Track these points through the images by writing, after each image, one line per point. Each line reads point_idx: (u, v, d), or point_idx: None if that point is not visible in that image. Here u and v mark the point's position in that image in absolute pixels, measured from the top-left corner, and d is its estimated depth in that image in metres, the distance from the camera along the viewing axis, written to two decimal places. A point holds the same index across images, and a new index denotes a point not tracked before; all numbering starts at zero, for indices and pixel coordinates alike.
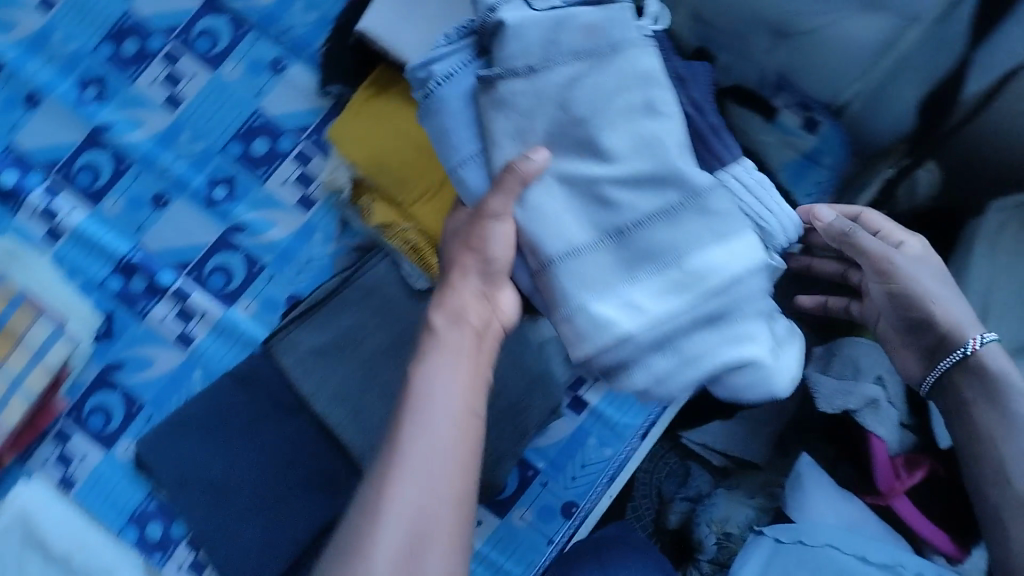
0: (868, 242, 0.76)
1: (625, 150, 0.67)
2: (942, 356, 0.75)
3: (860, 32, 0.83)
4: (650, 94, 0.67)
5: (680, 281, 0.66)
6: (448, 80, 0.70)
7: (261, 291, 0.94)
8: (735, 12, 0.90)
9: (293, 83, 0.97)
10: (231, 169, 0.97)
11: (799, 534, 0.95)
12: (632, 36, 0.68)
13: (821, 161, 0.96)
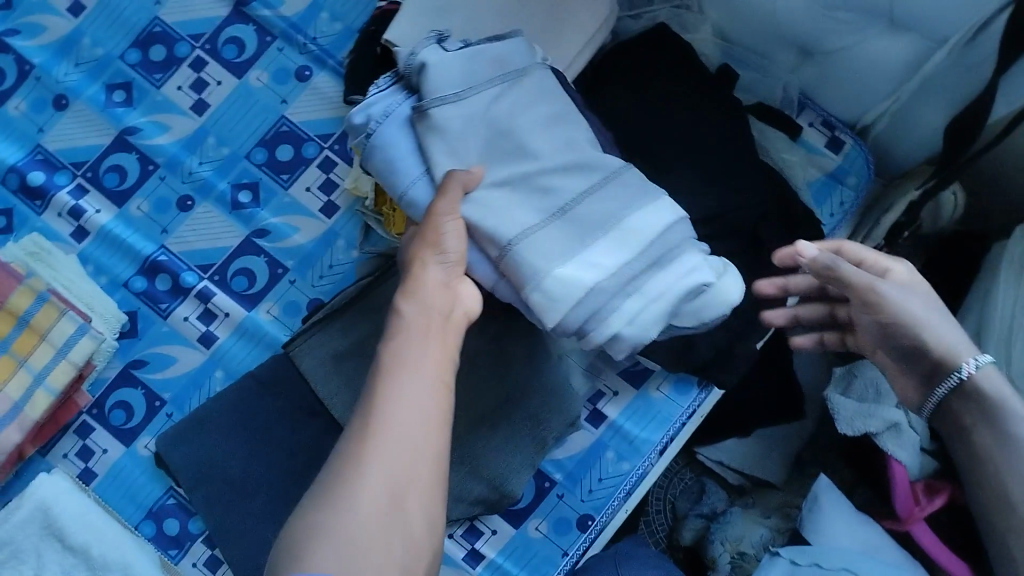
0: (854, 274, 0.67)
1: (551, 150, 0.72)
2: (940, 380, 0.64)
3: (884, 54, 0.74)
4: (559, 109, 0.74)
5: (621, 239, 0.70)
6: (386, 116, 0.72)
7: (283, 294, 0.92)
8: (755, 28, 0.82)
9: (319, 91, 0.96)
10: (256, 174, 0.95)
11: (817, 557, 0.92)
12: (531, 62, 0.76)
13: (846, 180, 0.85)
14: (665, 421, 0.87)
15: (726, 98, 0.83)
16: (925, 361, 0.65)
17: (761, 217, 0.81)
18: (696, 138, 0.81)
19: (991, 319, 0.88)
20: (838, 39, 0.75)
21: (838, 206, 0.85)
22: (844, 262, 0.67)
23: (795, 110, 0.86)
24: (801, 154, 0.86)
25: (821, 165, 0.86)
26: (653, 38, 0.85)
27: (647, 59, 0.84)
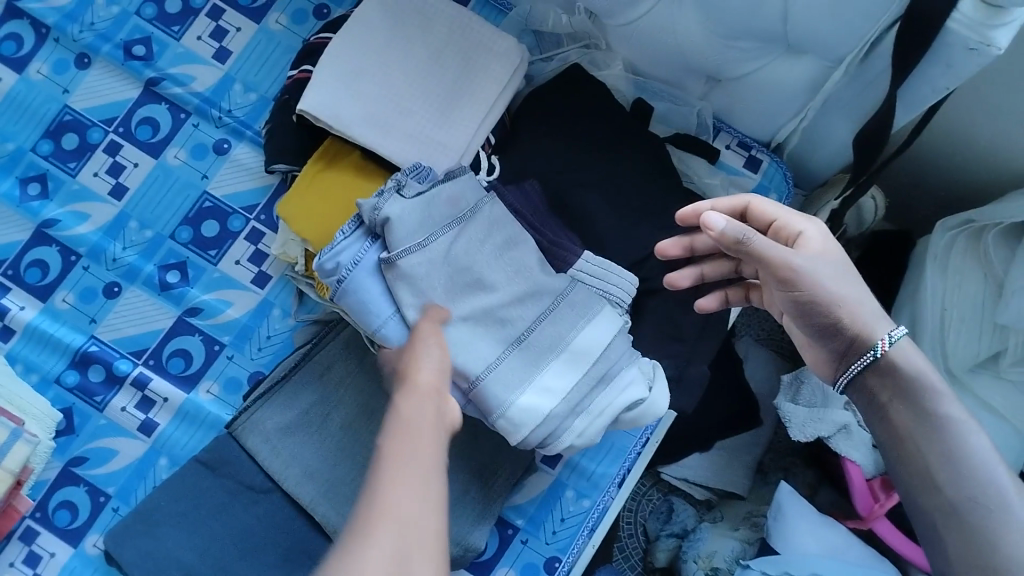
0: (765, 244, 0.63)
1: (504, 281, 0.74)
2: (853, 359, 0.63)
3: (787, 76, 0.77)
4: (511, 232, 0.77)
5: (572, 359, 0.73)
6: (358, 265, 0.73)
7: (222, 371, 0.90)
8: (662, 60, 0.85)
9: (239, 163, 0.95)
10: (183, 254, 0.93)
11: (785, 566, 0.93)
12: (483, 196, 0.77)
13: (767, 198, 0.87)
14: (620, 455, 0.87)
15: (643, 134, 0.85)
16: (843, 341, 0.63)
17: None
18: (622, 178, 0.83)
19: (923, 314, 0.91)
20: (744, 65, 0.78)
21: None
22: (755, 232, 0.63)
23: (711, 134, 0.88)
24: (720, 176, 0.88)
25: (745, 185, 0.88)
26: (568, 81, 0.86)
27: (566, 102, 0.85)
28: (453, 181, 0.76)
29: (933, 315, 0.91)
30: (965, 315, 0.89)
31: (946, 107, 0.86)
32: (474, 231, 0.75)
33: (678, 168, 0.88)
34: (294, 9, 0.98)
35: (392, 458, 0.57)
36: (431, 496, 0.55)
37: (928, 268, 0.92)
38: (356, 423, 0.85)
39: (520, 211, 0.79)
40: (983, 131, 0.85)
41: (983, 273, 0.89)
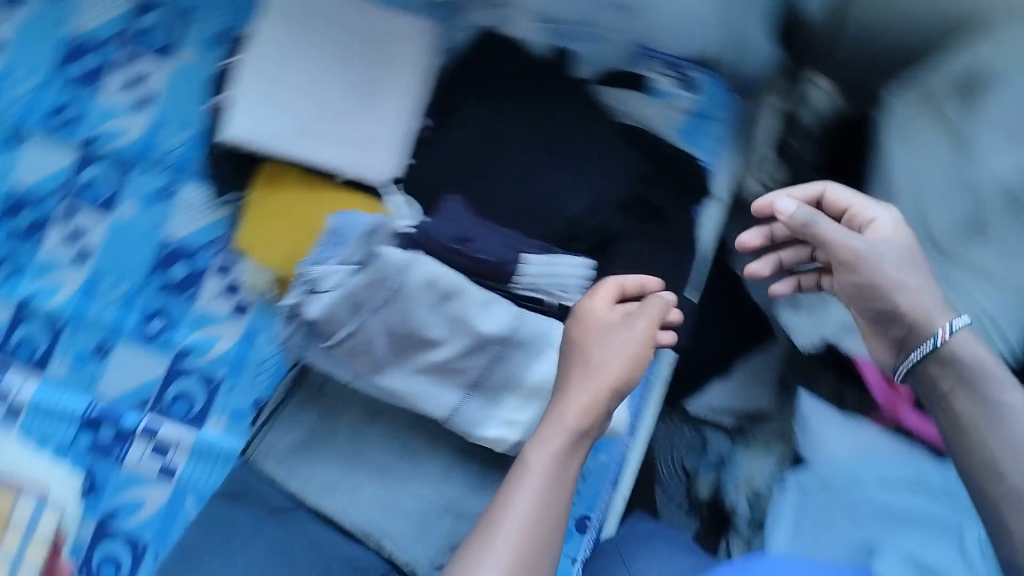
0: (832, 230, 0.68)
1: (447, 334, 0.76)
2: (911, 346, 0.67)
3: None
4: (444, 288, 0.75)
5: (528, 393, 0.77)
6: (306, 352, 0.78)
7: (225, 404, 0.92)
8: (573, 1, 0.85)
9: (190, 201, 0.96)
10: (160, 301, 0.94)
11: (822, 479, 0.96)
12: (402, 262, 0.74)
13: (713, 114, 0.87)
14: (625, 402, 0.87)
15: (566, 87, 0.86)
16: (901, 329, 0.68)
17: (640, 184, 0.83)
18: (554, 134, 0.83)
19: (898, 194, 0.89)
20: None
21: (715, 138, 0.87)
22: (822, 216, 0.69)
23: (640, 65, 0.88)
24: (657, 105, 0.87)
25: (685, 107, 0.87)
26: (483, 53, 0.88)
27: (488, 77, 0.86)
28: (370, 265, 0.74)
29: (907, 194, 0.88)
30: (937, 185, 0.87)
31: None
32: (405, 298, 0.74)
33: (609, 108, 0.87)
34: (201, 40, 1.00)
35: (529, 466, 0.65)
36: (550, 513, 0.63)
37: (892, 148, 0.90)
38: (365, 425, 0.86)
39: (447, 244, 0.77)
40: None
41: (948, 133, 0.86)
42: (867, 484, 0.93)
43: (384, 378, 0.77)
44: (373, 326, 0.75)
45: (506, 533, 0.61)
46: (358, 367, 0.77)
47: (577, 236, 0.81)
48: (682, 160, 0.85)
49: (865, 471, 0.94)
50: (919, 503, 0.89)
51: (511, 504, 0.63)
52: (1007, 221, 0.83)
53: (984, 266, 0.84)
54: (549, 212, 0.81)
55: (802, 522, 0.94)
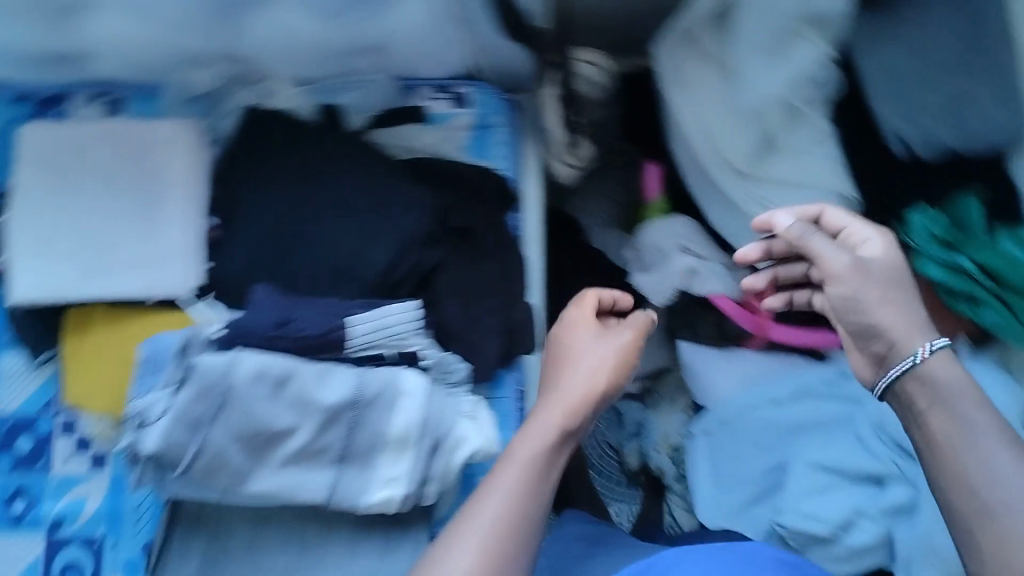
0: (819, 247, 0.73)
1: (294, 420, 0.74)
2: (892, 362, 0.67)
3: (406, 18, 0.80)
4: (276, 373, 0.74)
5: (396, 446, 0.76)
6: (160, 483, 0.74)
7: (115, 561, 0.87)
8: (314, 54, 0.85)
9: (9, 370, 0.91)
10: (14, 480, 0.89)
11: (720, 418, 1.11)
12: (222, 365, 0.73)
13: (493, 122, 0.91)
14: (507, 419, 0.87)
15: (336, 142, 0.86)
16: (882, 344, 0.68)
17: (439, 211, 0.85)
18: (341, 192, 0.83)
19: (691, 136, 1.01)
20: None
21: (504, 143, 0.91)
22: (815, 232, 0.74)
23: (407, 98, 0.91)
24: (436, 133, 0.90)
25: (465, 124, 0.91)
26: (251, 130, 0.87)
27: (263, 151, 0.86)
28: (192, 377, 0.73)
29: (701, 136, 1.01)
30: (720, 118, 1.00)
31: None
32: (237, 399, 0.73)
33: (384, 147, 0.90)
34: None
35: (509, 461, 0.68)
36: (520, 508, 0.66)
37: (674, 98, 1.02)
38: (256, 532, 0.83)
39: (266, 332, 0.76)
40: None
41: (720, 72, 1.00)
42: (765, 411, 1.08)
43: (251, 485, 0.74)
44: (216, 437, 0.72)
45: (489, 506, 0.65)
46: (219, 480, 0.74)
47: (395, 281, 0.81)
48: (473, 177, 0.88)
49: (755, 397, 1.09)
50: (810, 413, 1.05)
51: (496, 483, 0.67)
52: (790, 139, 0.98)
53: (791, 179, 0.97)
54: (361, 268, 0.81)
55: (720, 467, 1.09)
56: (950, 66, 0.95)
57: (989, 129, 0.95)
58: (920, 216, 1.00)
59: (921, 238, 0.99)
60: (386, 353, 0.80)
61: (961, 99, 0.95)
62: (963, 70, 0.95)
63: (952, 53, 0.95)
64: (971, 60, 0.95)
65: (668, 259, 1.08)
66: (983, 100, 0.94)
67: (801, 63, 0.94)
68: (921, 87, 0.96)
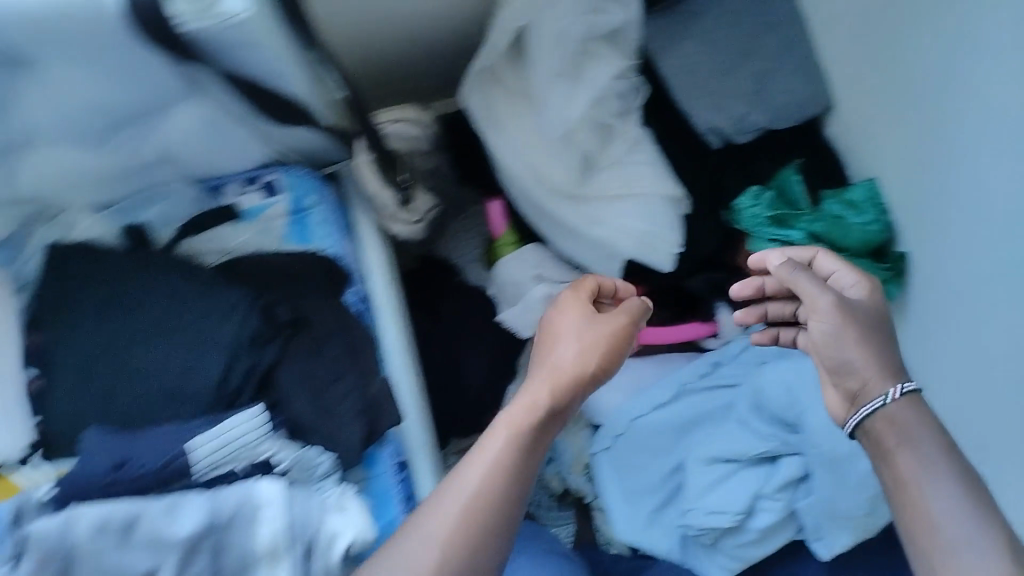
0: (808, 286, 0.79)
1: (152, 561, 0.70)
2: (863, 402, 0.73)
3: (183, 126, 0.80)
4: (120, 519, 0.70)
5: (267, 559, 0.72)
6: None
7: None
8: (103, 176, 0.84)
9: None
10: None
11: (612, 431, 1.07)
12: (59, 526, 0.69)
13: (310, 203, 0.92)
14: (389, 495, 0.85)
15: (146, 265, 0.84)
16: (856, 381, 0.74)
17: (266, 304, 0.83)
18: (162, 312, 0.82)
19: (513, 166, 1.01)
20: (158, 109, 0.77)
21: (323, 223, 0.92)
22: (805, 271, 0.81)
23: (216, 199, 0.91)
24: (251, 228, 0.90)
25: (281, 211, 0.91)
26: (54, 269, 0.84)
27: (70, 286, 0.83)
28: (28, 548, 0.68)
29: (523, 167, 1.00)
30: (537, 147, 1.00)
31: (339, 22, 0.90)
32: (83, 556, 0.69)
33: (196, 253, 0.88)
34: None
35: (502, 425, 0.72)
36: (511, 468, 0.68)
37: (492, 134, 1.01)
38: None
39: (103, 478, 0.73)
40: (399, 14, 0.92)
41: (527, 101, 1.01)
42: (654, 417, 1.06)
43: None
44: None
45: (475, 468, 0.68)
46: None
47: (232, 390, 0.79)
48: (296, 264, 0.88)
49: (637, 405, 1.07)
50: (695, 409, 1.05)
51: (486, 445, 0.70)
52: (607, 154, 1.01)
53: (616, 191, 0.99)
54: (194, 383, 0.78)
55: (623, 479, 1.05)
56: (733, 54, 1.03)
57: (786, 103, 1.03)
58: (746, 200, 1.01)
59: (750, 219, 1.00)
60: (237, 467, 0.77)
61: (750, 79, 1.03)
62: (750, 53, 1.03)
63: (736, 42, 1.03)
64: (752, 44, 1.03)
65: (526, 292, 1.06)
66: (770, 78, 1.03)
67: (601, 82, 0.98)
68: (715, 76, 1.03)
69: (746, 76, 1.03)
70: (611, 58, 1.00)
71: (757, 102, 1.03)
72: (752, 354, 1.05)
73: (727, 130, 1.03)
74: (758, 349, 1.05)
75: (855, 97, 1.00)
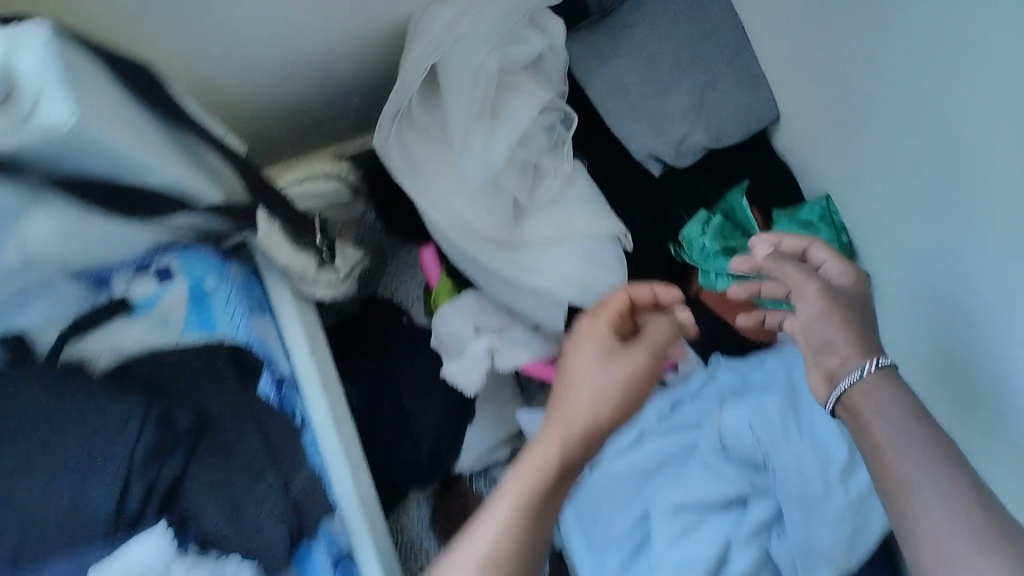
0: (794, 273, 0.70)
1: None
2: (840, 378, 0.67)
3: (43, 224, 0.69)
4: None
5: None
6: None
7: None
8: None
9: None
10: None
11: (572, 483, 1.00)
12: None
13: (210, 288, 0.83)
14: None
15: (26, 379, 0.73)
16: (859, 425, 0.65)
17: (163, 410, 0.74)
18: (47, 432, 0.72)
19: (441, 218, 0.89)
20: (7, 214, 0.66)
21: (226, 308, 0.83)
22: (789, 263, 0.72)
23: (104, 293, 0.81)
24: (146, 322, 0.81)
25: (179, 298, 0.82)
26: None
27: None
28: None
29: (450, 220, 0.89)
30: (466, 195, 0.88)
31: (214, 78, 0.83)
32: None
33: (83, 356, 0.78)
34: None
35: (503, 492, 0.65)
36: (510, 550, 0.62)
37: (411, 183, 0.89)
38: None
39: None
40: (279, 57, 0.85)
41: (443, 142, 0.90)
42: (613, 464, 0.97)
43: None
44: None
45: (471, 547, 0.63)
46: None
47: (132, 513, 0.71)
48: (197, 358, 0.79)
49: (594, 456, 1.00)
50: (659, 450, 0.96)
51: (483, 519, 0.64)
52: (536, 196, 0.91)
53: (552, 236, 0.90)
54: (91, 514, 0.69)
55: (588, 531, 0.96)
56: (665, 65, 0.94)
57: (728, 118, 0.94)
58: (695, 228, 0.91)
59: (698, 250, 0.91)
60: None
61: (686, 92, 0.93)
62: (683, 63, 0.94)
63: (666, 53, 0.94)
64: (683, 53, 0.94)
65: (466, 346, 0.97)
66: (707, 90, 0.94)
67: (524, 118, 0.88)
68: (647, 93, 0.94)
69: (680, 89, 0.94)
70: (531, 87, 0.89)
71: (695, 117, 0.94)
72: (714, 389, 0.97)
73: (664, 151, 0.94)
74: (717, 384, 0.97)
75: (801, 107, 0.92)
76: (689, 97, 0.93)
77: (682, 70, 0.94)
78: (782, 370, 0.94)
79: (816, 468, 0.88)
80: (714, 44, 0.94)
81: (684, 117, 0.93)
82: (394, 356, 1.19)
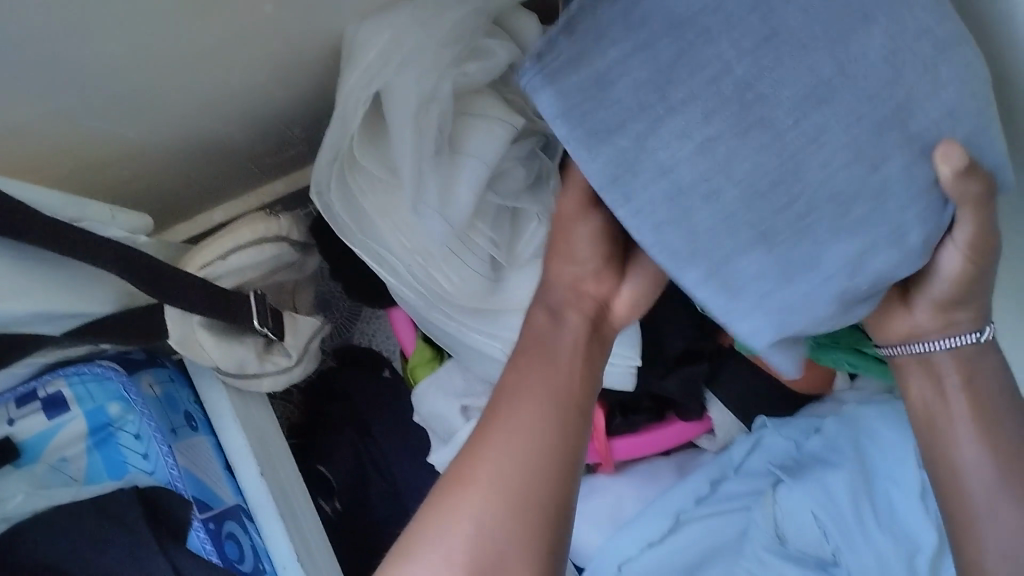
0: (940, 287, 0.49)
1: None
2: (941, 334, 0.52)
3: None
4: None
5: None
6: None
7: None
8: None
9: None
10: None
11: None
12: None
13: (113, 416, 0.66)
14: None
15: None
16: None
17: None
18: None
19: (405, 287, 0.72)
20: None
21: (138, 441, 0.66)
22: (944, 281, 0.49)
23: None
24: (33, 473, 0.64)
25: (75, 435, 0.66)
26: None
27: None
28: None
29: (415, 285, 0.71)
30: (432, 254, 0.68)
31: (80, 135, 0.60)
32: None
33: None
34: None
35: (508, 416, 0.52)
36: (524, 478, 0.50)
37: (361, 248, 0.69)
38: None
39: None
40: (166, 104, 0.62)
41: None
42: (644, 563, 0.74)
43: None
44: None
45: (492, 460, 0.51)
46: None
47: None
48: (101, 515, 0.61)
49: (622, 546, 0.75)
50: (687, 546, 0.74)
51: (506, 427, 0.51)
52: (519, 250, 0.71)
53: None
54: None
55: None
56: (787, 108, 0.42)
57: None
58: None
59: None
60: None
61: (852, 186, 0.43)
62: (819, 93, 0.42)
63: (785, 78, 0.42)
64: (820, 64, 0.42)
65: (454, 429, 0.79)
66: None
67: (490, 153, 0.64)
68: (768, 197, 0.43)
69: (824, 181, 0.43)
70: (499, 111, 0.65)
71: (881, 228, 0.44)
72: (762, 456, 0.76)
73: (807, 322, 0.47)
74: (765, 453, 0.75)
75: None
76: (852, 192, 0.43)
77: (825, 113, 0.42)
78: (846, 434, 0.73)
79: (899, 564, 0.67)
80: (872, 33, 0.43)
81: (860, 236, 0.44)
82: (376, 422, 0.97)
